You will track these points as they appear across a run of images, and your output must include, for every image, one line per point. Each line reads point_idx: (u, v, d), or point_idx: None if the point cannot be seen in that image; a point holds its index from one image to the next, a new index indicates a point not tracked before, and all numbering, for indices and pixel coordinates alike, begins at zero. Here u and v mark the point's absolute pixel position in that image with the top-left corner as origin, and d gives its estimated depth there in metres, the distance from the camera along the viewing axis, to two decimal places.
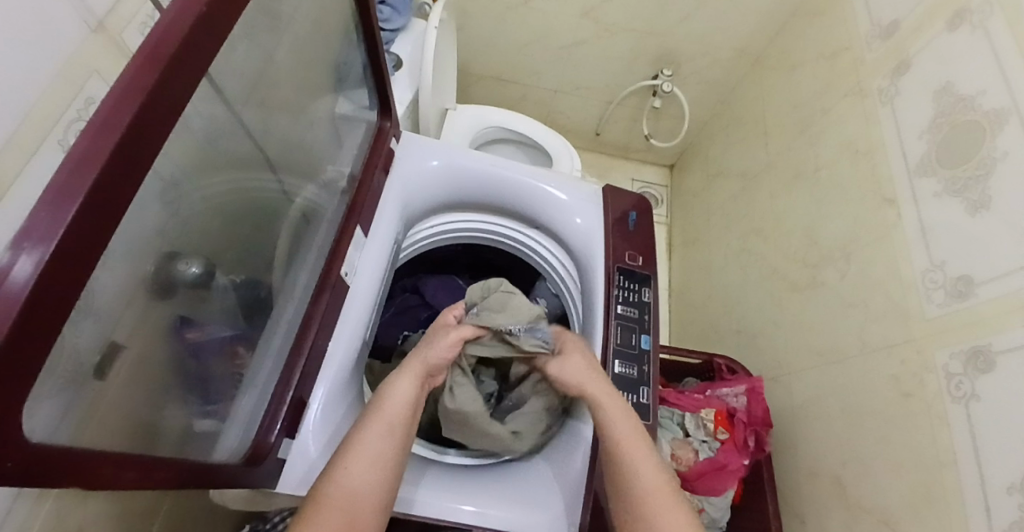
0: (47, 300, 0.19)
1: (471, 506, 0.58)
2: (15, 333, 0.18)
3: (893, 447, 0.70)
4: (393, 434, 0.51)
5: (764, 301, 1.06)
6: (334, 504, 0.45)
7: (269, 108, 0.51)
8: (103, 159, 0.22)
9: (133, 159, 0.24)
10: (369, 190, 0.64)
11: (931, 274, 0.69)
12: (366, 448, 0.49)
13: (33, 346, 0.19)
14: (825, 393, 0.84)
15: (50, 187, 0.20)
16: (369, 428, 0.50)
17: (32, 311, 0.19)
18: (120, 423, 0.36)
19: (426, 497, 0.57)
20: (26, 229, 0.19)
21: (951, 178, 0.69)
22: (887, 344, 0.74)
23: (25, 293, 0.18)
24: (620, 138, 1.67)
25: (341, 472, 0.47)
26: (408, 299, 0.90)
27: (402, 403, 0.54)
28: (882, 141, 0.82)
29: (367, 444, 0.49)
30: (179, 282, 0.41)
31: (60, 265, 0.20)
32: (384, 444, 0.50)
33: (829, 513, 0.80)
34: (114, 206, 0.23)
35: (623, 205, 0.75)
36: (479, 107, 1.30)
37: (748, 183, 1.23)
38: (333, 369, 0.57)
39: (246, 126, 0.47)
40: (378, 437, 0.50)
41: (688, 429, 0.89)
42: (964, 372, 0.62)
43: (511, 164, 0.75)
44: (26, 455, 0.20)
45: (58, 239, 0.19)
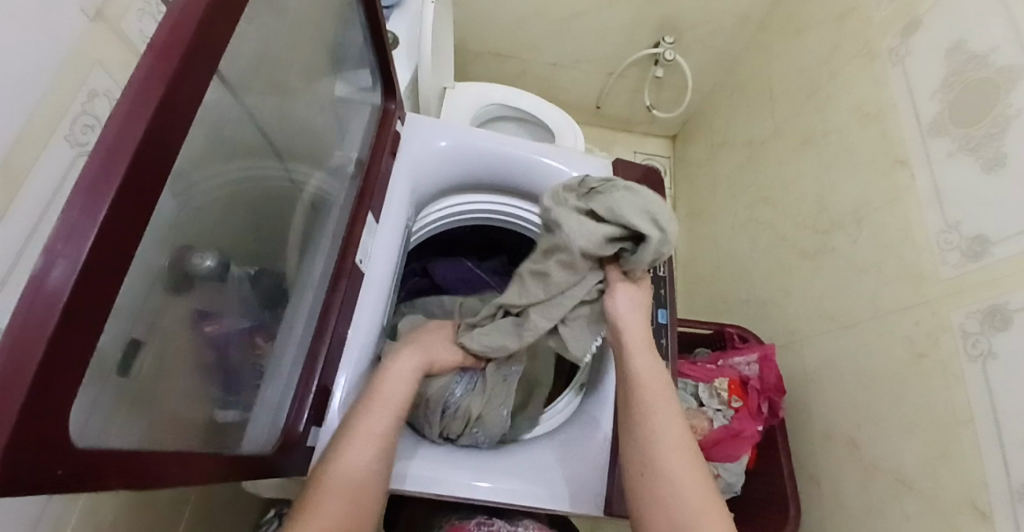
0: (88, 299, 0.19)
1: (485, 482, 0.59)
2: (58, 334, 0.18)
3: (906, 407, 0.71)
4: (385, 419, 0.53)
5: (771, 269, 1.06)
6: (331, 502, 0.47)
7: (274, 93, 0.50)
8: (129, 157, 0.21)
9: (159, 152, 0.23)
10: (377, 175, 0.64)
11: (944, 235, 0.68)
12: (366, 435, 0.51)
13: (78, 341, 0.19)
14: (835, 357, 0.85)
15: (80, 184, 0.19)
16: (368, 411, 0.53)
17: (73, 311, 0.18)
18: (152, 419, 0.36)
19: (444, 476, 0.59)
20: (58, 229, 0.18)
21: (965, 137, 0.67)
22: (898, 307, 0.74)
23: (66, 293, 0.18)
24: (621, 111, 1.64)
25: (351, 456, 0.50)
26: (418, 282, 0.92)
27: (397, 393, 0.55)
28: (891, 102, 0.81)
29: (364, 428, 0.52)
30: (193, 275, 0.41)
31: (95, 264, 0.19)
32: (377, 430, 0.52)
33: (841, 471, 0.82)
34: (143, 201, 0.23)
35: (633, 177, 0.74)
36: (478, 86, 1.28)
37: (753, 151, 1.21)
38: (354, 355, 0.57)
39: (250, 114, 0.46)
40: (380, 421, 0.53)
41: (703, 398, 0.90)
42: (981, 331, 0.62)
43: (519, 142, 0.73)
44: (75, 456, 0.21)
45: (91, 237, 0.19)
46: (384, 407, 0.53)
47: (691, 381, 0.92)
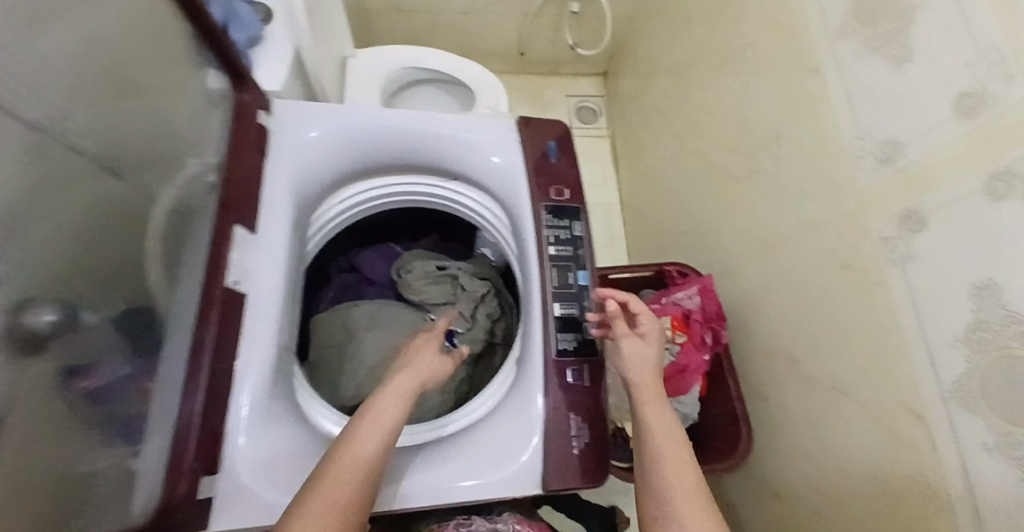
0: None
1: (469, 481, 0.53)
2: None
3: (838, 318, 0.72)
4: (398, 400, 0.53)
5: (706, 198, 1.04)
6: (332, 479, 0.45)
7: (92, 104, 0.42)
8: None
9: None
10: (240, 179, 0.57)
11: (859, 142, 0.67)
12: (376, 416, 0.51)
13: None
14: (772, 279, 0.86)
15: None
16: (385, 398, 0.53)
17: None
18: (11, 505, 0.31)
19: (418, 489, 0.53)
20: None
21: (871, 36, 0.65)
22: (824, 222, 0.74)
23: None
24: (545, 54, 1.56)
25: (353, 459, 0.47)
26: (347, 278, 0.86)
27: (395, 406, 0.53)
28: (799, 8, 0.77)
29: (367, 436, 0.49)
30: (38, 336, 0.34)
31: None
32: (393, 411, 0.52)
33: (785, 387, 0.84)
34: None
35: (538, 134, 0.69)
36: (383, 49, 1.17)
37: (678, 78, 1.16)
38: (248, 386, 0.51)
39: (65, 131, 0.39)
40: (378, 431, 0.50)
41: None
42: (899, 235, 0.62)
43: (410, 114, 0.66)
44: None
45: None
46: (398, 391, 0.54)
47: None
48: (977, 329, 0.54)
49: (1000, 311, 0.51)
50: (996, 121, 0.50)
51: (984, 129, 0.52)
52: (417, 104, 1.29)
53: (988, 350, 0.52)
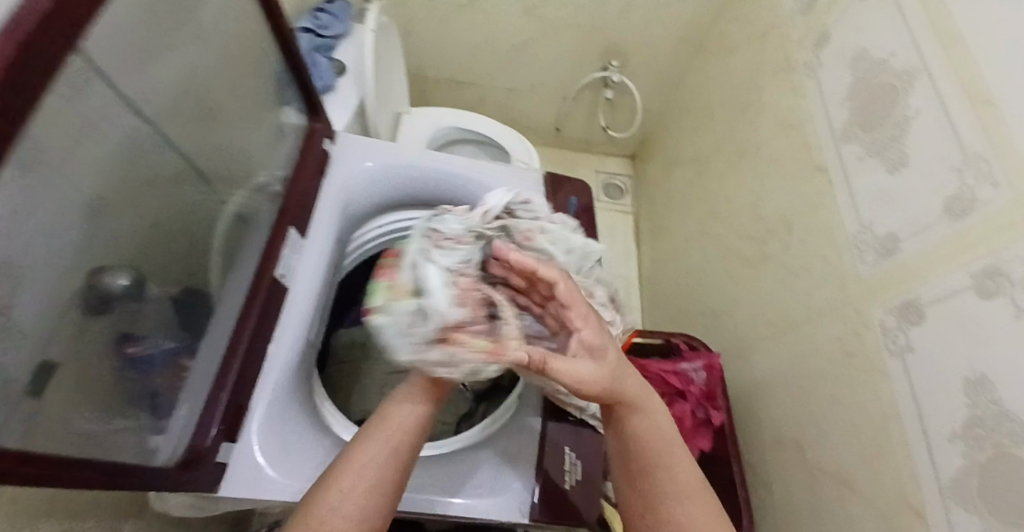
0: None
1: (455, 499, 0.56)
2: None
3: (842, 407, 0.73)
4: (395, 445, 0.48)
5: (722, 278, 1.08)
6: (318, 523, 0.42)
7: (203, 120, 0.56)
8: None
9: None
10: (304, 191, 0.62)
11: (861, 235, 0.71)
12: (368, 450, 0.47)
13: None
14: (782, 364, 0.87)
15: None
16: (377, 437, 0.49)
17: None
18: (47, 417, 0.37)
19: None
20: None
21: (871, 142, 0.71)
22: (830, 309, 0.76)
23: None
24: (580, 134, 1.70)
25: (335, 500, 0.44)
26: None
27: (412, 420, 0.51)
28: (810, 114, 0.84)
29: (373, 458, 0.47)
30: (110, 294, 0.45)
31: None
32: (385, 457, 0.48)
33: (790, 478, 0.83)
34: None
35: (563, 191, 0.76)
36: (432, 112, 1.32)
37: (700, 167, 1.24)
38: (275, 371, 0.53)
39: (174, 146, 0.52)
40: (380, 450, 0.48)
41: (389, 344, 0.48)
42: (899, 326, 0.65)
43: (449, 159, 0.74)
44: None
45: None
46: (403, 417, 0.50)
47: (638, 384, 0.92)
48: (974, 426, 0.55)
49: (993, 408, 0.52)
50: (987, 222, 0.54)
51: (973, 229, 0.56)
52: None
53: (984, 446, 0.53)
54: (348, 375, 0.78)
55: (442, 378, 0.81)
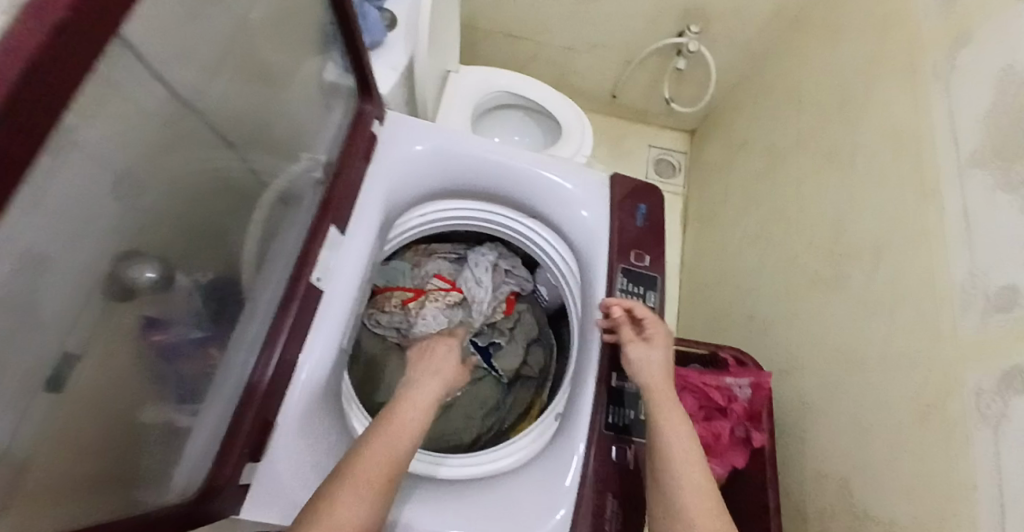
0: None
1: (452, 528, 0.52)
2: None
3: (905, 461, 0.66)
4: (421, 420, 0.55)
5: (779, 289, 0.99)
6: (372, 457, 0.48)
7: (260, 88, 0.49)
8: None
9: None
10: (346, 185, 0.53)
11: (972, 280, 0.62)
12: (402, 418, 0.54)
13: None
14: (835, 394, 0.80)
15: None
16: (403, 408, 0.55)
17: None
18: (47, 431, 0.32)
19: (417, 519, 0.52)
20: None
21: (1009, 173, 0.59)
22: (911, 352, 0.68)
23: None
24: (638, 103, 1.56)
25: (393, 443, 0.50)
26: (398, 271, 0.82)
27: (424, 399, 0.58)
28: (931, 125, 0.72)
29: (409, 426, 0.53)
30: (134, 286, 0.39)
31: None
32: (413, 428, 0.53)
33: (826, 514, 0.78)
34: None
35: (631, 197, 0.67)
36: (487, 70, 1.20)
37: (774, 160, 1.12)
38: (311, 368, 0.49)
39: (213, 127, 0.44)
40: (411, 425, 0.53)
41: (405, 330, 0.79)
42: (997, 392, 0.56)
43: (507, 148, 0.66)
44: None
45: None
46: (412, 406, 0.56)
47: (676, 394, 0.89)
48: None
49: None
50: None
51: None
52: (503, 128, 1.31)
53: None
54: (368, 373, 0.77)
55: (472, 367, 0.82)
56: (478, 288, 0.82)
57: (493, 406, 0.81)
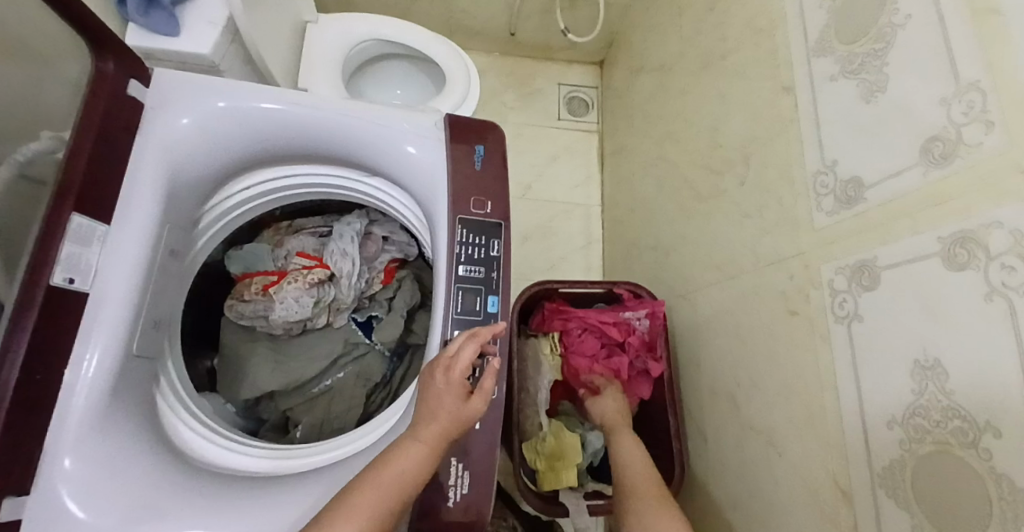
0: None
1: None
2: None
3: (780, 370, 0.66)
4: (432, 451, 0.46)
5: (674, 214, 0.97)
6: (359, 508, 0.42)
7: None
8: None
9: None
10: (99, 168, 0.46)
11: (821, 177, 0.59)
12: (414, 452, 0.46)
13: None
14: (723, 313, 0.79)
15: None
16: (416, 438, 0.47)
17: None
18: None
19: None
20: None
21: (849, 56, 0.55)
22: (777, 259, 0.66)
23: None
24: (535, 38, 1.47)
25: (387, 484, 0.44)
26: (252, 256, 0.73)
27: (455, 418, 0.48)
28: (783, 16, 0.67)
29: (415, 462, 0.45)
30: None
31: None
32: (419, 463, 0.46)
33: (723, 429, 0.79)
34: None
35: (466, 138, 0.61)
36: (352, 17, 1.09)
37: (662, 79, 1.06)
38: (84, 383, 0.43)
39: None
40: (417, 457, 0.46)
41: (268, 317, 0.71)
42: (848, 289, 0.55)
43: (315, 99, 0.58)
44: None
45: None
46: (433, 431, 0.47)
47: (574, 333, 0.87)
48: (914, 411, 0.47)
49: (941, 399, 0.44)
50: (964, 175, 0.41)
51: (952, 181, 0.43)
52: (385, 83, 1.22)
53: (923, 438, 0.45)
54: (233, 369, 0.71)
55: (352, 345, 0.75)
56: (342, 265, 0.72)
57: (379, 381, 0.75)
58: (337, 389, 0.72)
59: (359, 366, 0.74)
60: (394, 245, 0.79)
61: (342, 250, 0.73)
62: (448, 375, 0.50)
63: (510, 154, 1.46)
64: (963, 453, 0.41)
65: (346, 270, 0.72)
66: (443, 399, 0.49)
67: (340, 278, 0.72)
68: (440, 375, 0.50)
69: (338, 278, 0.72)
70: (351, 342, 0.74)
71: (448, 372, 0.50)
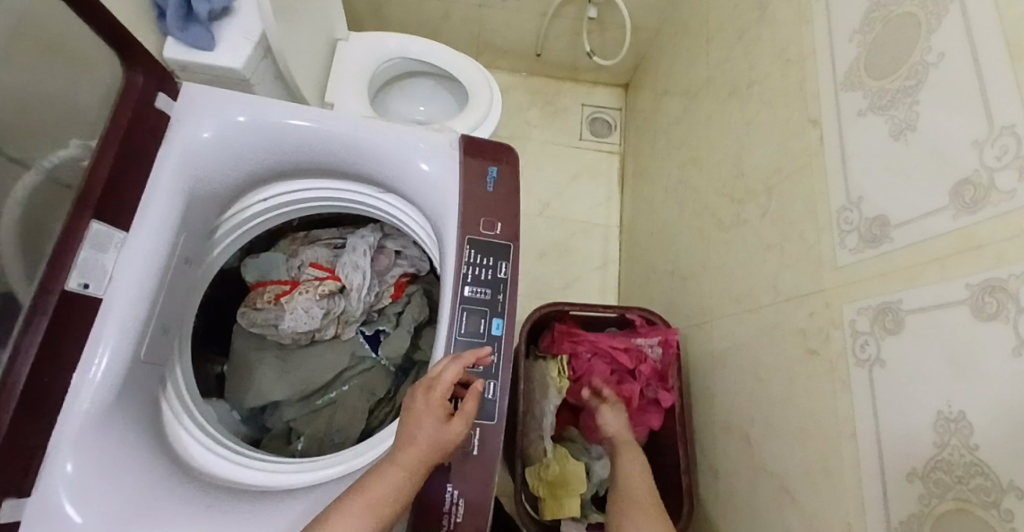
0: None
1: None
2: None
3: (797, 411, 0.63)
4: (409, 476, 0.45)
5: (694, 242, 0.95)
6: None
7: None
8: None
9: None
10: (121, 176, 0.47)
11: (846, 213, 0.57)
12: (389, 477, 0.45)
13: None
14: (740, 346, 0.77)
15: None
16: (393, 462, 0.46)
17: None
18: None
19: None
20: None
21: (878, 91, 0.54)
22: (798, 295, 0.64)
23: None
24: (562, 59, 1.48)
25: (359, 512, 0.43)
26: (268, 266, 0.74)
27: (433, 442, 0.47)
28: (812, 47, 0.66)
29: (390, 488, 0.44)
30: None
31: None
32: (396, 488, 0.45)
33: (735, 468, 0.76)
34: None
35: (480, 159, 0.61)
36: (383, 35, 1.12)
37: (688, 104, 1.05)
38: (90, 387, 0.43)
39: None
40: (393, 481, 0.45)
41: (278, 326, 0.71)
42: (870, 332, 0.52)
43: (333, 116, 0.59)
44: None
45: None
46: (411, 456, 0.46)
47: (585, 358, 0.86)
48: (935, 466, 0.44)
49: (964, 455, 0.41)
50: (995, 221, 0.39)
51: (983, 226, 0.40)
52: (412, 98, 1.25)
53: (943, 496, 0.42)
54: (241, 376, 0.72)
55: (358, 358, 0.75)
56: (352, 277, 0.72)
57: (382, 396, 0.75)
58: (340, 402, 0.72)
59: (363, 379, 0.74)
60: (406, 260, 0.79)
61: (354, 262, 0.73)
62: (428, 396, 0.49)
63: (532, 172, 1.46)
64: (985, 516, 0.38)
65: (356, 282, 0.72)
66: (422, 422, 0.48)
67: (349, 290, 0.72)
68: (421, 395, 0.49)
69: (347, 290, 0.72)
70: (358, 355, 0.74)
71: (429, 392, 0.49)
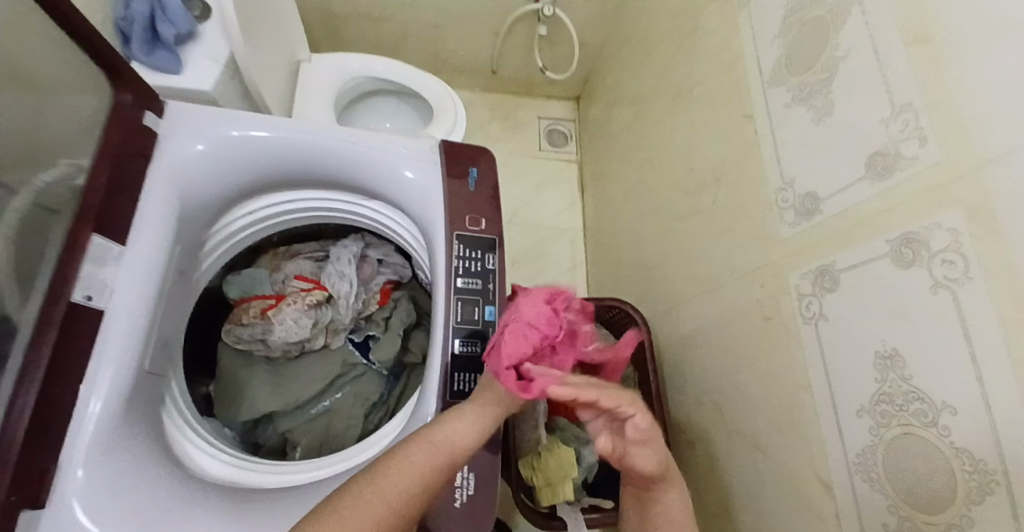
0: None
1: None
2: None
3: (760, 373, 0.70)
4: (485, 427, 0.48)
5: (655, 235, 1.03)
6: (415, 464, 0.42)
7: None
8: None
9: None
10: (116, 192, 0.48)
11: (783, 193, 0.65)
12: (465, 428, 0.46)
13: None
14: (705, 323, 0.84)
15: None
16: (474, 412, 0.48)
17: None
18: None
19: None
20: None
21: (799, 86, 0.63)
22: (750, 269, 0.72)
23: None
24: (515, 75, 1.56)
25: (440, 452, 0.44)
26: (251, 280, 0.74)
27: (512, 401, 0.50)
28: (741, 52, 0.75)
29: (470, 435, 0.46)
30: None
31: None
32: (475, 436, 0.47)
33: (711, 437, 0.82)
34: None
35: (461, 162, 0.66)
36: (344, 56, 1.15)
37: (637, 111, 1.14)
38: (96, 397, 0.44)
39: None
40: (477, 428, 0.47)
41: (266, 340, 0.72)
42: (814, 293, 0.60)
43: (319, 127, 0.62)
44: None
45: None
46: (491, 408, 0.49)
47: None
48: (880, 399, 0.51)
49: (902, 385, 0.48)
50: (905, 183, 0.47)
51: (896, 190, 0.48)
52: (375, 117, 1.28)
53: (889, 423, 0.50)
54: (232, 392, 0.72)
55: (350, 365, 0.76)
56: (340, 286, 0.74)
57: (376, 400, 0.76)
58: (336, 409, 0.74)
59: (357, 386, 0.76)
60: (389, 267, 0.82)
61: (341, 272, 0.75)
62: None
63: None
64: (924, 432, 0.45)
65: (344, 290, 0.74)
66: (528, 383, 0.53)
67: (337, 299, 0.74)
68: None
69: (336, 299, 0.74)
70: (350, 363, 0.76)
71: None
